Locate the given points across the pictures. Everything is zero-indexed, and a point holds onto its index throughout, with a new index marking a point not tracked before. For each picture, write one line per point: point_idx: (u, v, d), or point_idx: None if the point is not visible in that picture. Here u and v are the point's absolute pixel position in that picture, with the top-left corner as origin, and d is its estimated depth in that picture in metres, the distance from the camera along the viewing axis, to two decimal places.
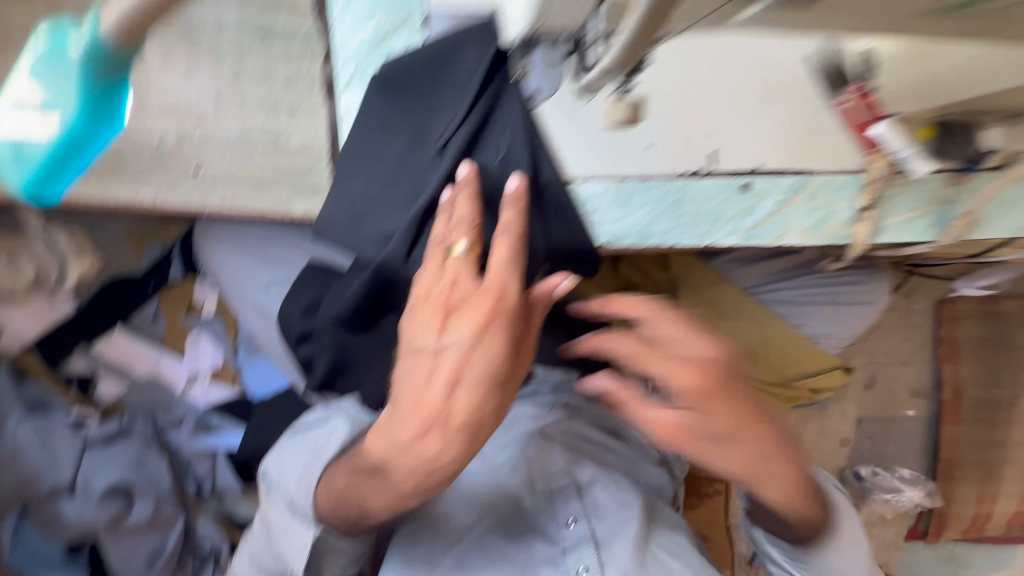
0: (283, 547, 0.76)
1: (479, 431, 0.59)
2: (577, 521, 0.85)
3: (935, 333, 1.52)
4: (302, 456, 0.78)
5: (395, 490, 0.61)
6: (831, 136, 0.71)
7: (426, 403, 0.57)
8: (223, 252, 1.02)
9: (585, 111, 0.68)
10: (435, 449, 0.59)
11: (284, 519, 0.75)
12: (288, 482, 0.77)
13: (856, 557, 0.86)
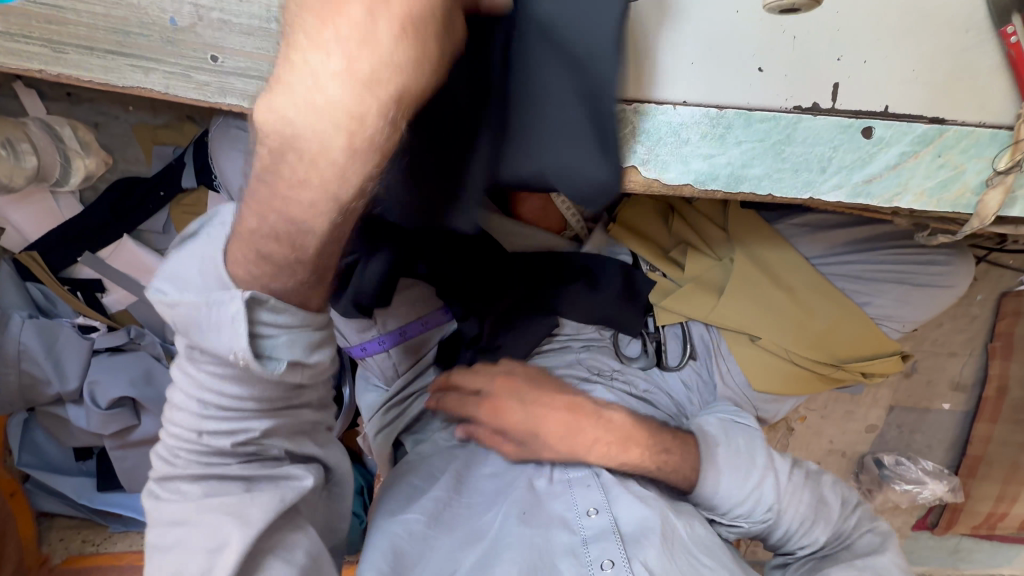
0: (218, 342, 0.52)
1: (413, 84, 0.46)
2: (599, 513, 0.79)
3: (991, 326, 1.41)
4: (196, 250, 0.55)
5: (332, 166, 0.47)
6: (984, 79, 0.57)
7: (348, 46, 0.43)
8: (239, 159, 0.91)
9: (690, 16, 0.56)
10: (371, 102, 0.45)
11: (201, 315, 0.52)
12: (188, 277, 0.54)
13: (738, 467, 0.90)
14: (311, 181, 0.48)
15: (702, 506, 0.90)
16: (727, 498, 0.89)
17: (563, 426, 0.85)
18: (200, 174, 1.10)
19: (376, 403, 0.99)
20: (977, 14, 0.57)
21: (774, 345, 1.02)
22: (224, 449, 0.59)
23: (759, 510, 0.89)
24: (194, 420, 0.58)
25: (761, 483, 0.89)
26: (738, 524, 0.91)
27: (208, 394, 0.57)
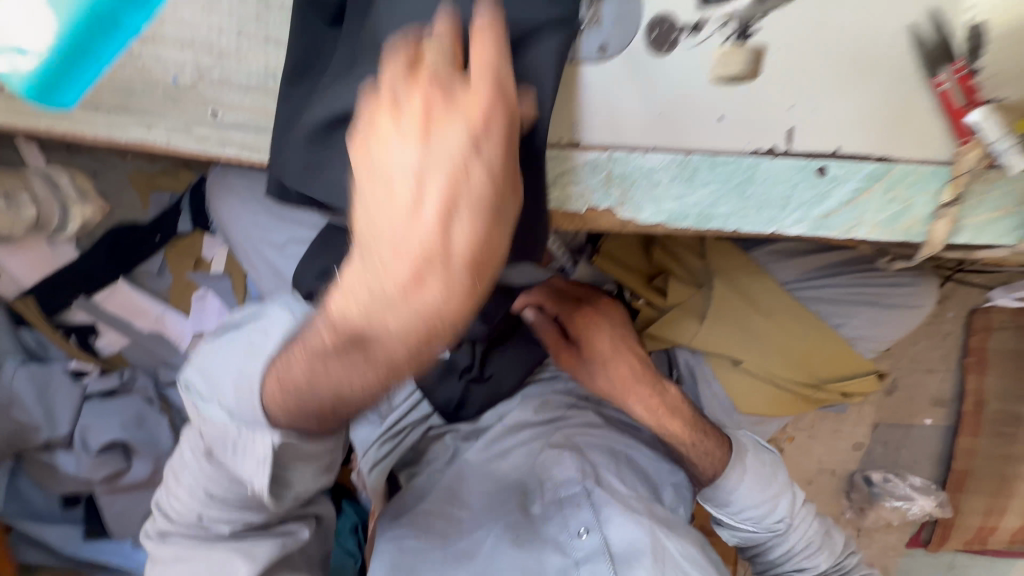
0: (242, 467, 0.66)
1: (485, 267, 0.44)
2: (589, 532, 0.81)
3: (964, 342, 1.46)
4: (237, 357, 0.65)
5: (387, 361, 0.45)
6: (921, 121, 0.63)
7: (412, 236, 0.42)
8: (236, 206, 0.96)
9: (657, 71, 0.59)
10: (430, 299, 0.43)
11: (229, 429, 0.65)
12: (224, 389, 0.64)
13: (763, 484, 0.92)
14: (355, 369, 0.46)
15: (714, 500, 0.93)
16: (742, 506, 0.92)
17: (620, 378, 0.93)
18: (197, 217, 1.16)
19: (370, 437, 0.98)
20: (914, 63, 0.62)
21: (757, 368, 1.06)
22: (218, 530, 0.73)
23: (769, 519, 0.92)
24: (199, 505, 0.72)
25: (779, 497, 0.92)
26: (743, 526, 0.94)
27: (218, 488, 0.71)
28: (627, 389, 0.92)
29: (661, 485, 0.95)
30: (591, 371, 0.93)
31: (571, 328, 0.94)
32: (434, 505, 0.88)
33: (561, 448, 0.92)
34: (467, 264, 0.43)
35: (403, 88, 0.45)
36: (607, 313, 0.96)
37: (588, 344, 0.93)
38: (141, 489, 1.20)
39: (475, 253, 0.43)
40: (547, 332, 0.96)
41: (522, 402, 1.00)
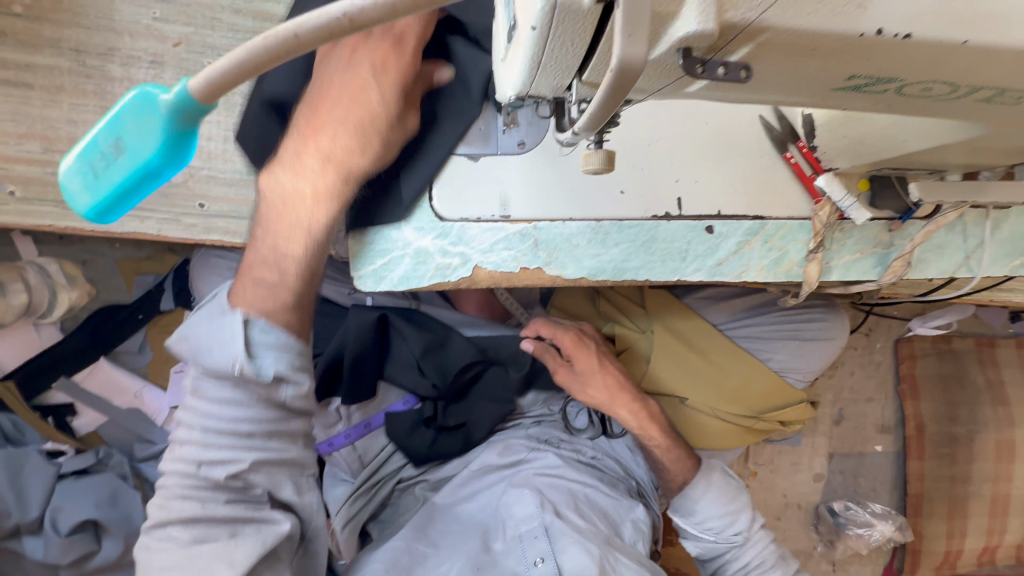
0: (219, 358, 0.62)
1: (367, 142, 0.66)
2: (544, 560, 0.88)
3: (896, 370, 1.61)
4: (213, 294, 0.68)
5: (301, 195, 0.65)
6: (782, 187, 0.80)
7: (321, 118, 0.65)
8: (216, 281, 1.05)
9: (567, 159, 0.74)
10: (327, 152, 0.65)
11: (202, 334, 0.64)
12: (200, 317, 0.66)
13: (722, 497, 1.03)
14: (282, 205, 0.65)
15: (680, 508, 1.04)
16: (698, 510, 1.03)
17: (607, 390, 1.00)
18: (178, 297, 1.23)
19: (344, 494, 1.06)
20: (768, 145, 0.80)
21: (701, 404, 1.16)
22: (217, 478, 0.63)
23: (728, 532, 1.03)
24: (192, 450, 0.64)
25: (738, 516, 1.03)
26: (704, 538, 1.05)
27: (212, 419, 0.63)
28: (614, 403, 1.00)
29: (617, 517, 1.01)
30: (584, 386, 0.99)
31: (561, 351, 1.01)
32: (400, 541, 0.91)
33: (521, 486, 0.98)
34: (347, 140, 0.65)
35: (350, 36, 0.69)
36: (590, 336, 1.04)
37: (577, 363, 1.00)
38: (108, 573, 1.16)
39: (355, 129, 0.65)
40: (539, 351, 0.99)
41: (486, 445, 1.08)
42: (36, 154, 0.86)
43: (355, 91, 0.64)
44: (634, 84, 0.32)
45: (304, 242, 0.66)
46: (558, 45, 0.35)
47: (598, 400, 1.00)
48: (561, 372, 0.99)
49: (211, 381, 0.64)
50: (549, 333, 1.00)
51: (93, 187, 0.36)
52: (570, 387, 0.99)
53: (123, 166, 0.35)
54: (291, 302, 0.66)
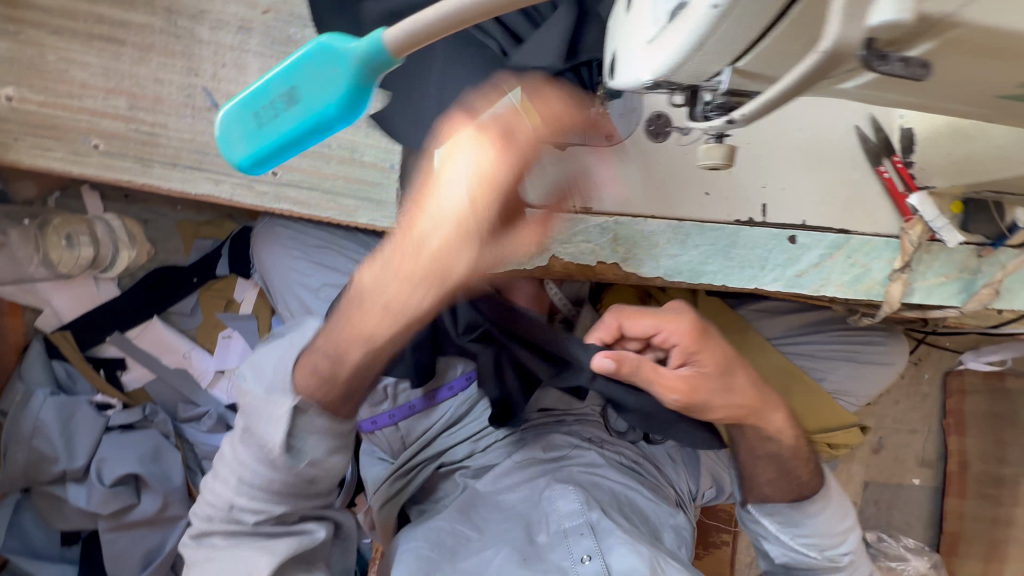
0: (264, 432, 0.67)
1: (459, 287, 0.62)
2: (591, 558, 0.86)
3: (942, 405, 1.54)
4: (279, 350, 0.73)
5: (383, 317, 0.63)
6: (872, 201, 0.77)
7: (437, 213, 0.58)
8: (278, 251, 1.07)
9: (655, 154, 0.73)
10: (417, 288, 0.61)
11: (257, 396, 0.69)
12: (263, 371, 0.71)
13: (834, 513, 0.87)
14: (371, 291, 0.63)
15: (783, 515, 0.86)
16: (806, 526, 0.86)
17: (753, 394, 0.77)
18: (235, 263, 1.24)
19: (383, 474, 1.07)
20: (862, 157, 0.77)
21: None
22: (249, 520, 0.71)
23: (834, 551, 0.87)
24: (231, 494, 0.71)
25: (844, 534, 0.88)
26: (798, 550, 0.88)
27: (252, 474, 0.70)
28: (761, 410, 0.78)
29: (658, 522, 1.01)
30: (723, 394, 0.74)
31: (674, 349, 0.73)
32: (445, 522, 0.95)
33: (566, 483, 0.97)
34: (448, 250, 0.57)
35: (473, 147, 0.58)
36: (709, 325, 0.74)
37: (702, 366, 0.73)
38: (144, 527, 1.18)
39: (462, 240, 0.58)
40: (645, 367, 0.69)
41: (530, 437, 1.09)
42: (122, 110, 0.88)
43: (461, 230, 0.57)
44: (833, 73, 0.30)
45: (367, 359, 0.66)
46: (732, 27, 0.33)
47: (744, 411, 0.77)
48: (689, 382, 0.71)
49: (251, 443, 0.69)
50: (650, 326, 0.72)
51: (251, 136, 0.35)
52: (705, 400, 0.73)
53: (292, 115, 0.34)
54: (340, 400, 0.68)
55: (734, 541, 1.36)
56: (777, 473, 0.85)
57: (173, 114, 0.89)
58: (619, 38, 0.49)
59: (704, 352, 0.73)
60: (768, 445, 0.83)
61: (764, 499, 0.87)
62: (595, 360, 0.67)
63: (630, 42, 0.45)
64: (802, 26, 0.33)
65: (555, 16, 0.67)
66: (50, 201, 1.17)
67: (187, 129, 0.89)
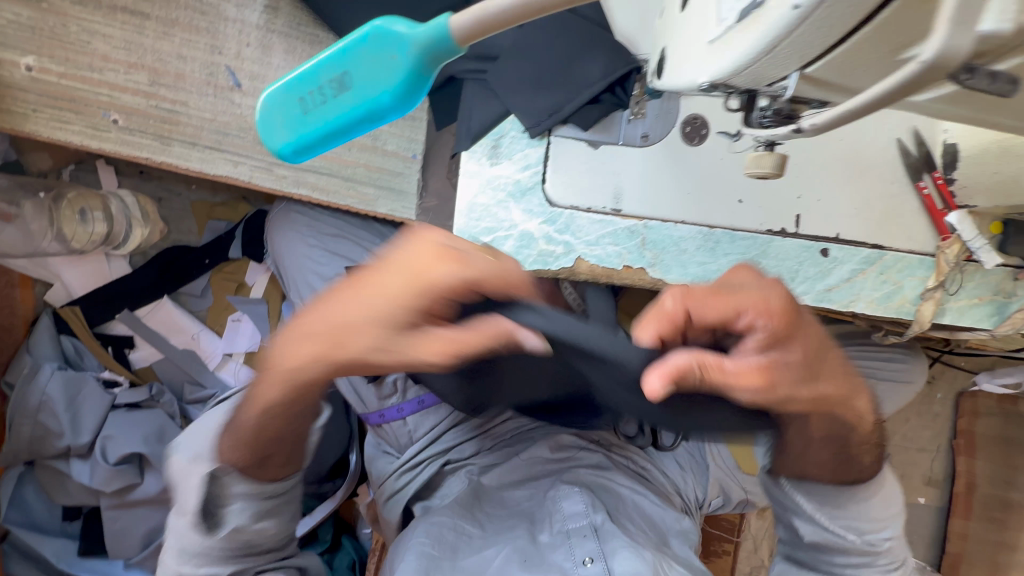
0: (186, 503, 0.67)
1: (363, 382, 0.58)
2: (594, 561, 0.83)
3: (953, 423, 1.53)
4: (210, 427, 0.76)
5: (280, 395, 0.59)
6: (908, 217, 0.75)
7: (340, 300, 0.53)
8: (292, 236, 1.05)
9: (689, 158, 0.70)
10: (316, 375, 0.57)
11: (188, 465, 0.70)
12: (196, 444, 0.73)
13: (878, 499, 0.76)
14: (275, 358, 0.58)
15: (825, 497, 0.75)
16: (850, 509, 0.75)
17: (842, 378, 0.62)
18: (248, 246, 1.23)
19: (388, 469, 1.07)
20: (901, 171, 0.74)
21: None
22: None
23: (873, 536, 0.77)
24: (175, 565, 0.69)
25: (883, 522, 0.77)
26: (835, 534, 0.76)
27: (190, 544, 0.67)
28: (847, 398, 0.63)
29: (665, 528, 0.99)
30: (805, 385, 0.57)
31: (755, 333, 0.54)
32: (447, 517, 0.92)
33: (572, 484, 0.96)
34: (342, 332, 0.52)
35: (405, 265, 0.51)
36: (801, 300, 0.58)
37: (788, 353, 0.55)
38: (146, 506, 1.18)
39: (365, 323, 0.51)
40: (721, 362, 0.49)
41: (535, 437, 1.07)
42: (142, 85, 0.86)
43: (368, 347, 0.51)
44: (929, 82, 0.28)
45: (269, 426, 0.62)
46: (813, 31, 0.31)
47: (830, 403, 0.62)
48: (775, 372, 0.53)
49: (182, 517, 0.68)
50: (729, 308, 0.53)
51: (296, 118, 0.38)
52: (783, 396, 0.54)
53: (340, 102, 0.37)
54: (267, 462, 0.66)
55: (735, 552, 1.35)
56: (833, 461, 0.72)
57: (195, 92, 0.87)
58: (670, 36, 0.47)
59: (801, 333, 0.56)
60: (835, 428, 0.67)
61: (802, 477, 0.75)
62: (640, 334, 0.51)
63: (685, 41, 0.43)
64: (888, 32, 0.31)
65: (609, 38, 0.70)
66: (65, 175, 1.16)
67: (209, 108, 0.88)
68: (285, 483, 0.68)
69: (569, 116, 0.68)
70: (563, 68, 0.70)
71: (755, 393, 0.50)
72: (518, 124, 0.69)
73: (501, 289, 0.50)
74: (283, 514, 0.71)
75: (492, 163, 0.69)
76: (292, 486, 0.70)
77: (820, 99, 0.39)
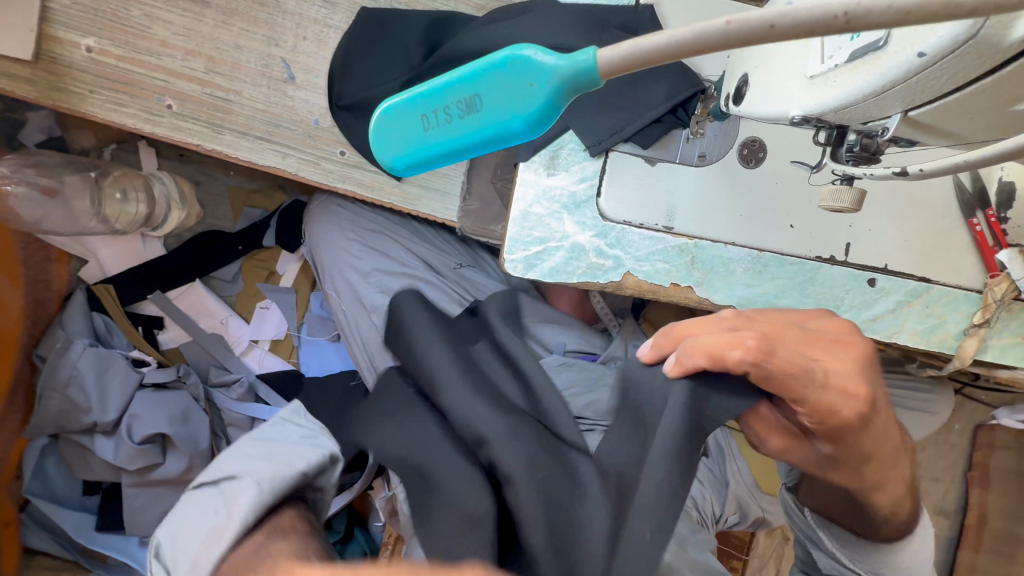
0: None
1: None
2: None
3: (968, 456, 1.46)
4: (203, 514, 0.63)
5: None
6: (958, 252, 0.74)
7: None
8: (330, 228, 1.06)
9: (745, 181, 0.70)
10: None
11: None
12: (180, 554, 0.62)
13: (917, 541, 0.69)
14: None
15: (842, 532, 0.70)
16: (873, 553, 0.69)
17: (873, 449, 0.61)
18: (281, 235, 1.24)
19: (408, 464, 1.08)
20: (953, 207, 0.74)
21: None
22: None
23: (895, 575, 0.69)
24: None
25: (915, 564, 0.69)
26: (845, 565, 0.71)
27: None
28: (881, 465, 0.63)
29: (682, 534, 0.99)
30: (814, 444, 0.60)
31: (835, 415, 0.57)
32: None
33: None
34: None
35: None
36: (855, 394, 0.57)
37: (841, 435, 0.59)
38: (164, 486, 1.17)
39: None
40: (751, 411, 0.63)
41: None
42: (199, 73, 0.86)
43: None
44: None
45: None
46: (935, 76, 0.31)
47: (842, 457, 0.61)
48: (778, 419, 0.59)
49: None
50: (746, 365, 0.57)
51: (412, 135, 0.31)
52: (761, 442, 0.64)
53: (463, 126, 0.30)
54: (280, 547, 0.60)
55: (743, 569, 1.35)
56: (847, 507, 0.68)
57: (249, 82, 0.87)
58: (754, 64, 0.47)
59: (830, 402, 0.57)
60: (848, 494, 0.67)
61: (826, 513, 0.71)
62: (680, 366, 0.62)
63: (776, 73, 0.43)
64: (1007, 84, 0.31)
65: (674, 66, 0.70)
66: (107, 153, 1.18)
67: (262, 99, 0.88)
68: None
69: (631, 135, 0.68)
70: (627, 88, 0.71)
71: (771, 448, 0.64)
72: (577, 139, 0.69)
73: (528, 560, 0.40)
74: None
75: (548, 174, 0.70)
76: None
77: (911, 141, 0.40)
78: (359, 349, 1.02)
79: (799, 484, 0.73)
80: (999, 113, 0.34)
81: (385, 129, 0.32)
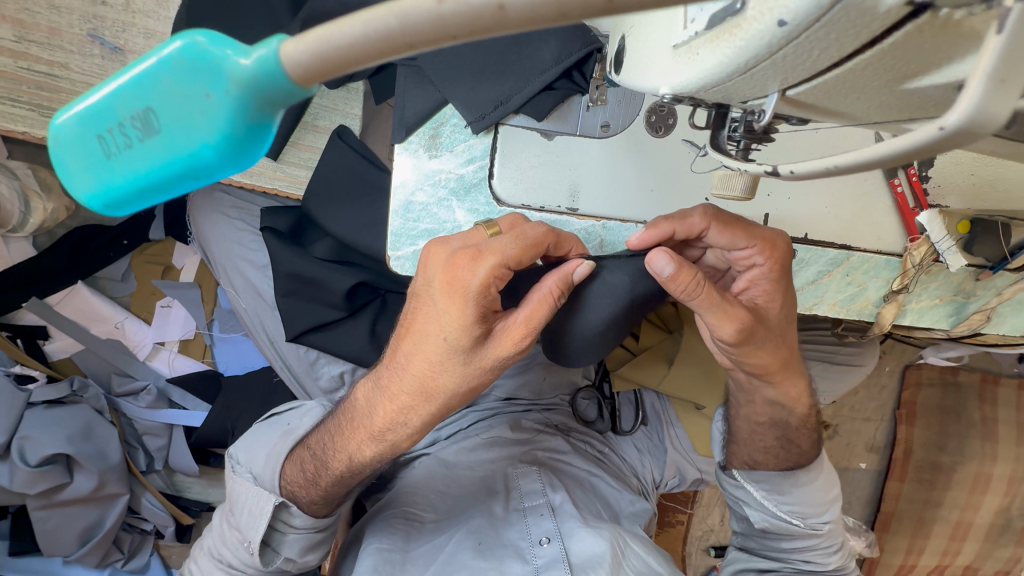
0: (245, 525, 0.70)
1: (434, 389, 0.54)
2: (551, 541, 0.82)
3: (896, 395, 1.42)
4: (271, 438, 0.76)
5: (424, 370, 0.53)
6: (880, 217, 0.70)
7: (405, 328, 0.55)
8: (213, 220, 0.95)
9: (657, 152, 0.63)
10: (419, 371, 0.54)
11: (241, 498, 0.72)
12: (256, 459, 0.75)
13: (827, 486, 0.79)
14: (422, 343, 0.53)
15: (771, 483, 0.78)
16: (796, 496, 0.78)
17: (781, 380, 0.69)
18: (171, 226, 1.12)
19: None
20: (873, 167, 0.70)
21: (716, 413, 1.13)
22: None
23: (815, 519, 0.78)
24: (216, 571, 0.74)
25: (824, 507, 0.78)
26: (781, 519, 0.79)
27: (230, 556, 0.73)
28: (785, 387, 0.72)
29: (619, 509, 1.00)
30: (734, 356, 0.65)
31: (749, 271, 0.62)
32: (398, 508, 0.90)
33: (530, 464, 0.96)
34: (441, 395, 0.54)
35: (450, 334, 0.51)
36: (790, 274, 0.63)
37: (767, 307, 0.63)
38: (78, 505, 1.09)
39: (439, 362, 0.52)
40: (701, 286, 0.55)
41: (496, 415, 1.06)
42: (9, 42, 0.71)
43: (444, 346, 0.52)
44: (946, 147, 0.25)
45: (448, 369, 0.53)
46: (804, 49, 0.25)
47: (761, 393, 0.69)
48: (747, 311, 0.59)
49: (233, 530, 0.72)
50: (735, 239, 0.60)
51: (98, 163, 0.23)
52: (750, 348, 0.63)
53: (156, 146, 0.22)
54: (321, 495, 0.68)
55: (687, 521, 1.41)
56: (772, 441, 0.78)
57: (76, 51, 0.72)
58: (630, 18, 0.39)
59: (778, 296, 0.62)
60: (774, 412, 0.77)
61: (753, 464, 0.79)
62: (651, 255, 0.54)
63: (647, 37, 0.35)
64: (894, 54, 0.25)
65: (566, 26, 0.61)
66: None
67: (96, 72, 0.73)
68: (335, 516, 0.72)
69: (519, 106, 0.60)
70: (508, 52, 0.61)
71: (730, 333, 0.59)
72: (458, 114, 0.61)
73: (460, 376, 0.53)
74: (327, 545, 0.76)
75: (428, 157, 0.61)
76: (337, 520, 0.74)
77: (800, 119, 0.33)
78: (267, 344, 0.97)
79: (734, 449, 0.81)
80: (889, 91, 0.28)
81: (65, 147, 0.24)
